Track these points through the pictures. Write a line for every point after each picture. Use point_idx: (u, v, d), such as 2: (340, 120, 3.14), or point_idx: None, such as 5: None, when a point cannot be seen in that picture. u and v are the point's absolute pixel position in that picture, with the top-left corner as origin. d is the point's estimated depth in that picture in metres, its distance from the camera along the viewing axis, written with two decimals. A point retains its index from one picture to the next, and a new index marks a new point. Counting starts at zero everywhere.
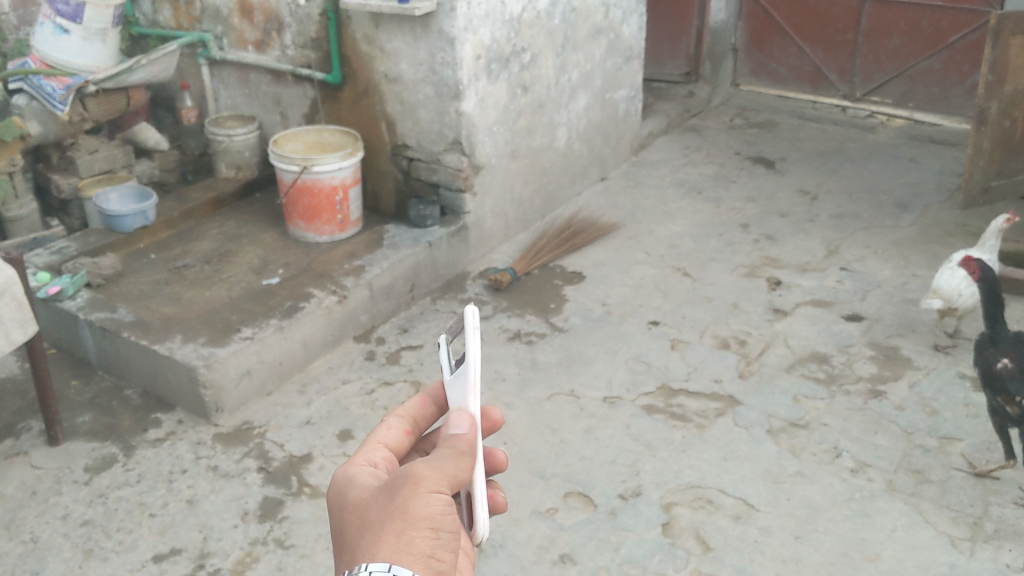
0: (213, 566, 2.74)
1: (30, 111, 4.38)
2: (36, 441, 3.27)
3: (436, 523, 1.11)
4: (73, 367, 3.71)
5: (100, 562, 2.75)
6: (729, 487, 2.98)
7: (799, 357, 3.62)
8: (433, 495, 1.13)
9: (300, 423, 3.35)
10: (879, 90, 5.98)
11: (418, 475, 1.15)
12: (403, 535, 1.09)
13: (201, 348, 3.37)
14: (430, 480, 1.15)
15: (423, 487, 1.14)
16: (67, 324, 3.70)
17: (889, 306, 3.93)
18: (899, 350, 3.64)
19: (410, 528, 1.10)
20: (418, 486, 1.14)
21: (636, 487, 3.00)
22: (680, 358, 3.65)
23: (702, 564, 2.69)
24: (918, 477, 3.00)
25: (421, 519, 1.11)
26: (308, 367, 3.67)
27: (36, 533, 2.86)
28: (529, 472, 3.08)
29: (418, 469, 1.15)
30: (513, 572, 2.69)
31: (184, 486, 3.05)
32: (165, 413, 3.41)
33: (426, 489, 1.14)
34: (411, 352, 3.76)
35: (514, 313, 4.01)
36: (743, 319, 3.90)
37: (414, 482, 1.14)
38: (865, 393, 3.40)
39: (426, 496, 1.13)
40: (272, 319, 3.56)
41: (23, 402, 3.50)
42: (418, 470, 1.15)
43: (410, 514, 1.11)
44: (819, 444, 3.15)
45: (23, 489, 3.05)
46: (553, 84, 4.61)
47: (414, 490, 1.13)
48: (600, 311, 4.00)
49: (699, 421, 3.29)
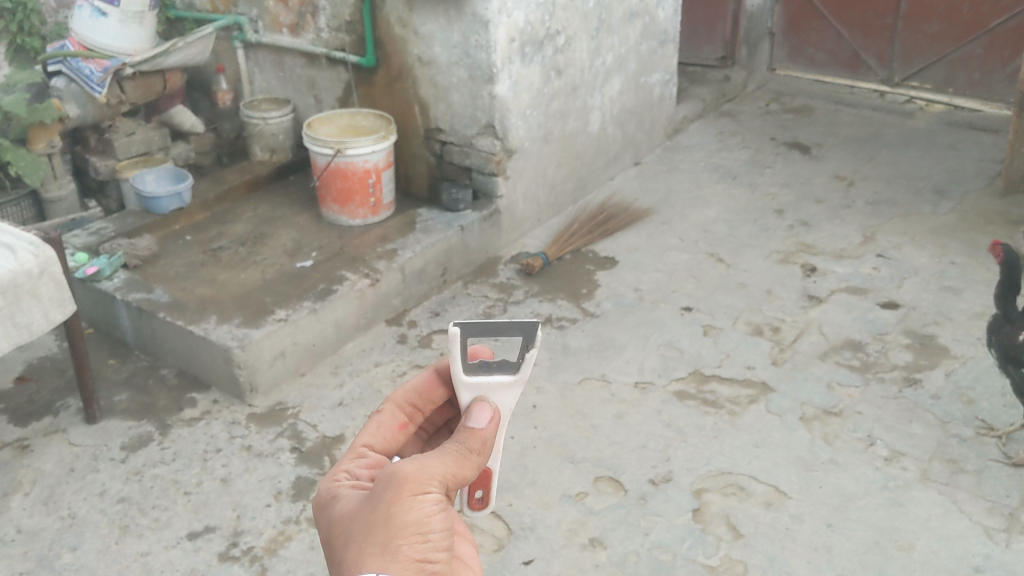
0: (247, 544, 2.78)
1: (68, 93, 4.40)
2: (74, 419, 3.32)
3: (423, 527, 1.21)
4: (110, 347, 3.76)
5: (135, 538, 2.80)
6: (761, 474, 2.96)
7: (833, 345, 3.59)
8: (419, 499, 1.23)
9: (333, 405, 3.37)
10: (918, 75, 5.89)
11: (406, 478, 1.24)
12: (390, 545, 1.20)
13: (236, 329, 3.40)
14: (417, 484, 1.24)
15: (408, 490, 1.23)
16: (105, 305, 3.75)
17: (926, 294, 3.88)
18: (935, 339, 3.59)
19: (397, 536, 1.20)
20: (403, 488, 1.23)
21: (666, 473, 2.99)
22: (712, 345, 3.63)
23: (732, 550, 2.69)
24: (954, 466, 2.96)
25: (408, 526, 1.21)
26: (341, 349, 3.69)
27: (74, 508, 2.91)
28: (559, 457, 3.08)
29: (405, 472, 1.24)
30: (542, 554, 2.70)
31: (219, 464, 3.08)
32: (200, 393, 3.45)
33: (413, 494, 1.23)
34: (443, 336, 3.77)
35: (545, 298, 4.01)
36: (778, 305, 3.87)
37: (401, 485, 1.23)
38: (901, 381, 3.36)
39: (414, 499, 1.23)
40: (305, 301, 3.59)
41: (61, 381, 3.55)
42: (408, 472, 1.24)
43: (397, 519, 1.21)
44: (853, 432, 3.12)
45: (61, 466, 3.10)
46: (587, 68, 4.58)
47: (403, 495, 1.23)
48: (632, 296, 3.98)
49: (730, 408, 3.27)
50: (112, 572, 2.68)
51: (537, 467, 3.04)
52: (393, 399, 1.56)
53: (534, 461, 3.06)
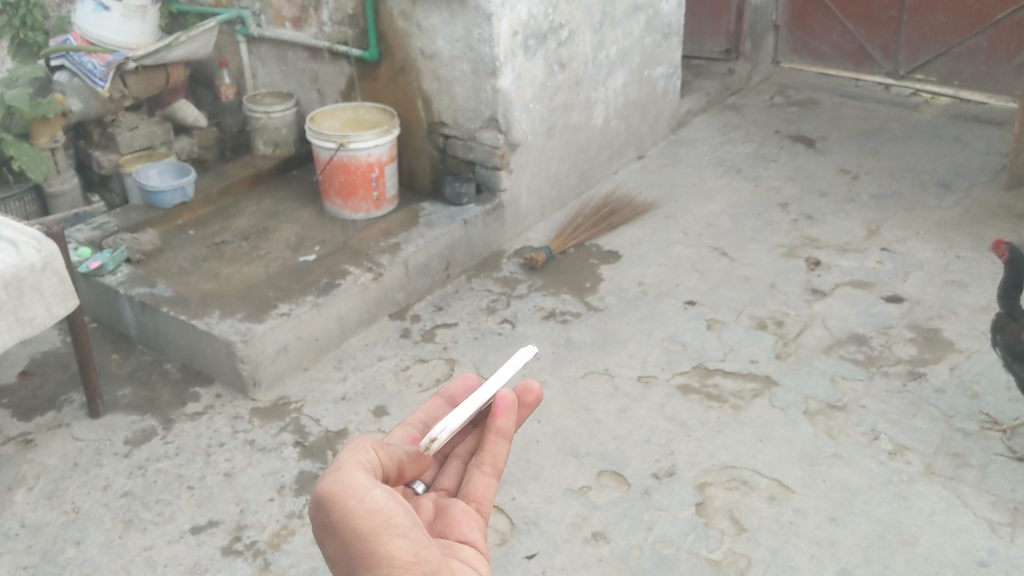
0: (250, 538, 2.78)
1: (71, 87, 4.43)
2: (78, 414, 3.32)
3: (397, 525, 1.19)
4: (113, 341, 3.76)
5: (139, 532, 2.80)
6: (765, 468, 2.95)
7: (838, 339, 3.58)
8: (362, 500, 1.19)
9: (336, 399, 3.37)
10: (924, 67, 5.86)
11: (341, 490, 1.19)
12: (377, 553, 1.18)
13: (239, 323, 3.40)
14: (353, 488, 1.19)
15: (348, 500, 1.19)
16: (108, 299, 3.74)
17: (930, 288, 3.87)
18: (940, 333, 3.58)
19: (375, 544, 1.18)
20: (346, 502, 1.18)
21: (669, 467, 2.98)
22: (716, 339, 3.62)
23: (735, 544, 2.68)
24: (958, 461, 2.95)
25: (377, 531, 1.18)
26: (344, 343, 3.69)
27: (78, 503, 2.91)
28: (562, 451, 3.08)
29: (331, 485, 1.19)
30: (545, 548, 2.70)
31: (222, 459, 3.09)
32: (203, 388, 3.45)
33: (354, 497, 1.19)
34: (446, 330, 3.76)
35: (549, 292, 4.00)
36: (782, 299, 3.86)
37: (336, 497, 1.18)
38: (905, 375, 3.35)
39: (360, 504, 1.19)
40: (309, 295, 3.58)
41: (64, 375, 3.55)
42: (332, 487, 1.19)
43: (361, 529, 1.18)
44: (857, 427, 3.11)
45: (65, 460, 3.10)
46: (590, 61, 4.56)
47: (350, 507, 1.18)
48: (636, 290, 3.98)
49: (734, 402, 3.26)
50: (115, 567, 2.69)
51: (540, 461, 3.03)
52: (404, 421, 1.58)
53: (537, 456, 3.06)
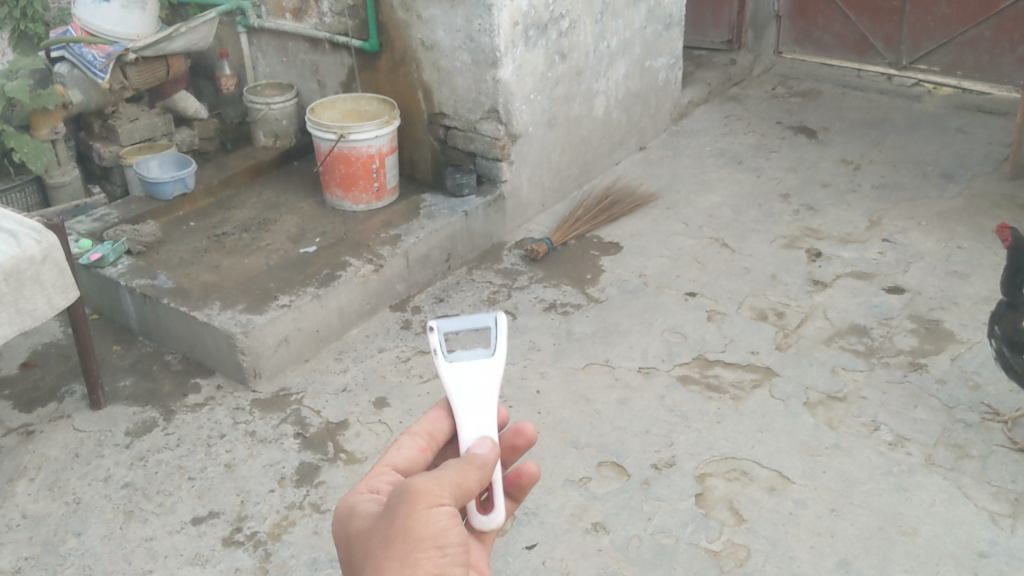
0: (251, 529, 2.78)
1: (71, 79, 4.40)
2: (79, 405, 3.33)
3: (441, 540, 1.23)
4: (115, 333, 3.77)
5: (140, 523, 2.80)
6: (765, 459, 2.96)
7: (838, 330, 3.58)
8: (434, 510, 1.24)
9: (337, 390, 3.37)
10: (926, 58, 5.84)
11: (417, 493, 1.24)
12: (409, 559, 1.21)
13: (240, 315, 3.40)
14: (429, 495, 1.24)
15: (422, 503, 1.23)
16: (108, 291, 3.74)
17: (932, 279, 3.86)
18: (941, 323, 3.58)
19: (415, 550, 1.22)
20: (416, 503, 1.23)
21: (669, 458, 2.99)
22: (717, 330, 3.62)
23: (735, 535, 2.68)
24: (959, 452, 2.95)
25: (425, 540, 1.22)
26: (345, 335, 3.69)
27: (79, 494, 2.92)
28: (562, 442, 3.08)
29: (416, 485, 1.25)
30: (545, 539, 2.70)
31: (223, 450, 3.09)
32: (204, 378, 3.46)
33: (427, 505, 1.24)
34: None
35: (550, 284, 3.99)
36: (782, 290, 3.85)
37: (413, 499, 1.23)
38: (906, 366, 3.35)
39: (428, 511, 1.23)
40: (309, 287, 3.58)
41: (66, 366, 3.56)
42: (418, 487, 1.25)
43: (415, 532, 1.22)
44: (857, 417, 3.11)
45: (66, 451, 3.11)
46: (591, 51, 4.55)
47: (416, 509, 1.23)
48: (637, 282, 3.97)
49: (734, 393, 3.26)
50: (116, 558, 2.69)
51: (540, 452, 3.04)
52: (412, 430, 1.54)
53: (537, 447, 3.06)
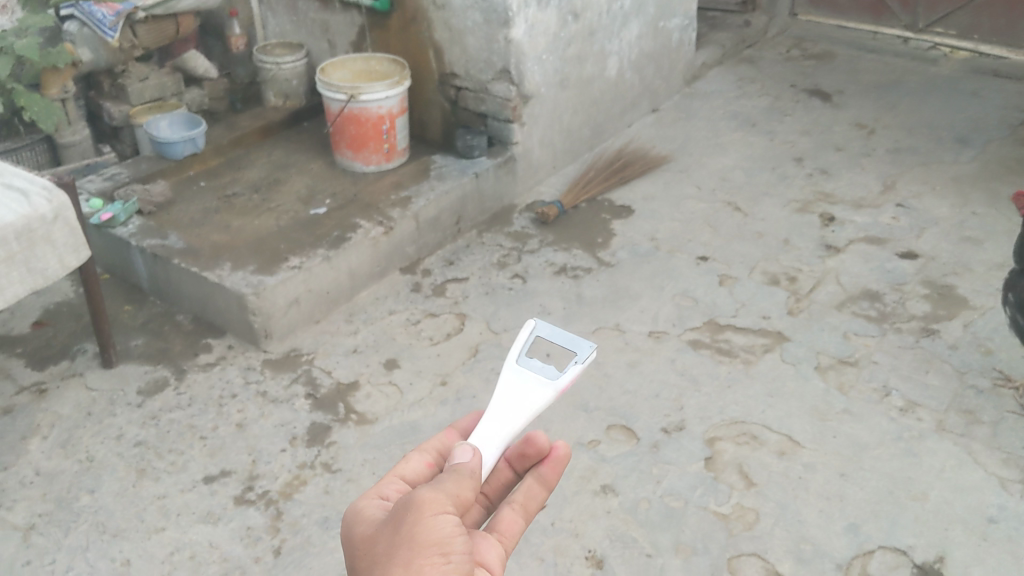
0: (262, 489, 2.80)
1: (81, 37, 4.37)
2: (90, 364, 3.35)
3: (446, 548, 1.25)
4: (125, 292, 3.78)
5: (152, 481, 2.83)
6: (775, 423, 2.96)
7: (850, 295, 3.56)
8: (440, 517, 1.27)
9: (347, 352, 3.38)
10: (943, 20, 5.76)
11: (424, 502, 1.28)
12: (413, 564, 1.24)
13: (251, 276, 3.40)
14: (434, 504, 1.28)
15: (428, 510, 1.27)
16: (119, 250, 3.74)
17: (945, 244, 3.84)
18: (954, 289, 3.55)
19: (418, 556, 1.24)
20: (422, 511, 1.27)
21: (679, 421, 2.99)
22: (728, 294, 3.60)
23: (744, 498, 2.69)
24: (970, 417, 2.94)
25: (429, 546, 1.25)
26: (355, 297, 3.69)
27: (92, 452, 2.94)
28: (572, 406, 3.08)
29: (421, 495, 1.29)
30: (555, 501, 2.71)
31: (234, 410, 3.11)
32: (215, 339, 3.47)
33: (433, 513, 1.27)
34: (457, 285, 3.76)
35: (560, 247, 3.98)
36: (795, 255, 3.83)
37: (420, 507, 1.28)
38: (918, 332, 3.33)
39: (434, 518, 1.27)
40: (319, 248, 3.57)
41: (77, 326, 3.57)
42: (423, 497, 1.29)
43: (419, 538, 1.25)
44: (868, 382, 3.11)
45: (79, 410, 3.12)
46: (605, 12, 4.50)
47: (423, 516, 1.27)
48: (648, 245, 3.95)
49: (745, 357, 3.26)
50: (129, 516, 2.71)
51: (550, 415, 3.04)
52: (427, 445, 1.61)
53: (547, 410, 3.07)
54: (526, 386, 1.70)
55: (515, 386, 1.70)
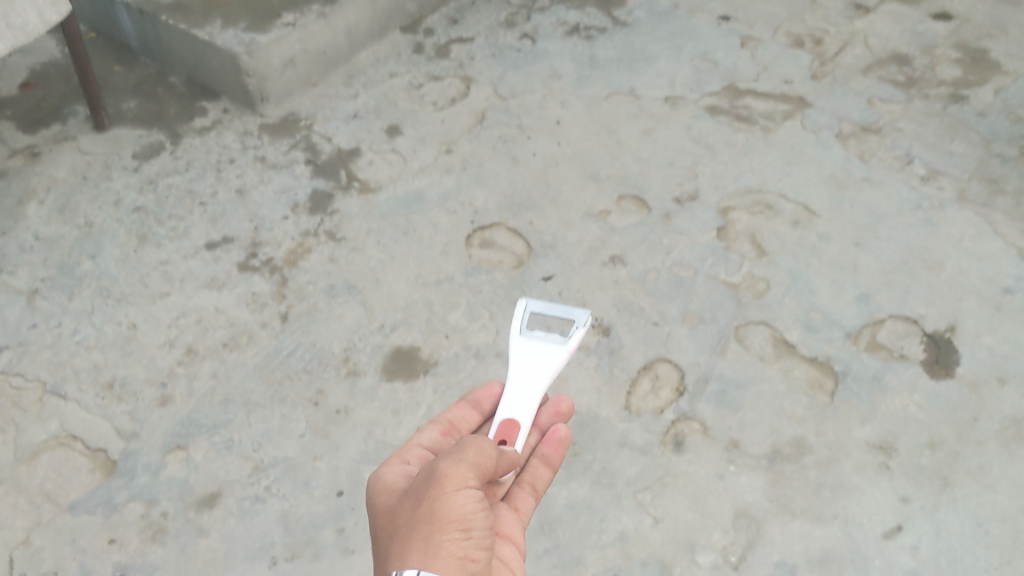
0: (267, 257, 2.75)
1: None
2: (83, 128, 3.22)
3: (467, 524, 1.27)
4: (114, 52, 3.58)
5: (154, 248, 2.78)
6: (791, 192, 2.86)
7: (878, 59, 3.36)
8: (459, 492, 1.29)
9: (347, 117, 3.24)
10: None
11: (445, 476, 1.30)
12: (433, 540, 1.24)
13: (243, 34, 3.17)
14: (456, 480, 1.30)
15: (450, 485, 1.29)
16: (106, 7, 3.51)
17: (983, 5, 3.59)
18: (988, 54, 3.35)
19: (439, 531, 1.25)
20: (445, 484, 1.29)
21: (692, 192, 2.89)
22: (750, 57, 3.40)
23: (755, 269, 2.64)
24: (994, 187, 2.84)
25: (451, 522, 1.26)
26: (354, 58, 3.50)
27: (90, 218, 2.88)
28: (582, 175, 2.98)
29: (445, 470, 1.31)
30: (563, 271, 2.66)
31: (233, 176, 3.01)
32: (209, 103, 3.33)
33: (455, 488, 1.29)
34: (462, 46, 3.55)
35: (573, 6, 3.73)
36: (821, 16, 3.59)
37: (441, 483, 1.29)
38: (946, 98, 3.16)
39: (454, 493, 1.28)
40: (314, 3, 3.28)
41: (67, 88, 3.41)
42: (445, 471, 1.31)
43: (440, 514, 1.26)
44: (890, 151, 2.98)
45: (74, 175, 3.03)
46: None
47: (444, 491, 1.28)
48: (667, 5, 3.71)
49: (764, 125, 3.11)
50: (133, 282, 2.68)
51: (559, 184, 2.94)
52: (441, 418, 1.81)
53: (556, 179, 2.96)
54: (539, 350, 1.88)
55: (534, 351, 1.88)
